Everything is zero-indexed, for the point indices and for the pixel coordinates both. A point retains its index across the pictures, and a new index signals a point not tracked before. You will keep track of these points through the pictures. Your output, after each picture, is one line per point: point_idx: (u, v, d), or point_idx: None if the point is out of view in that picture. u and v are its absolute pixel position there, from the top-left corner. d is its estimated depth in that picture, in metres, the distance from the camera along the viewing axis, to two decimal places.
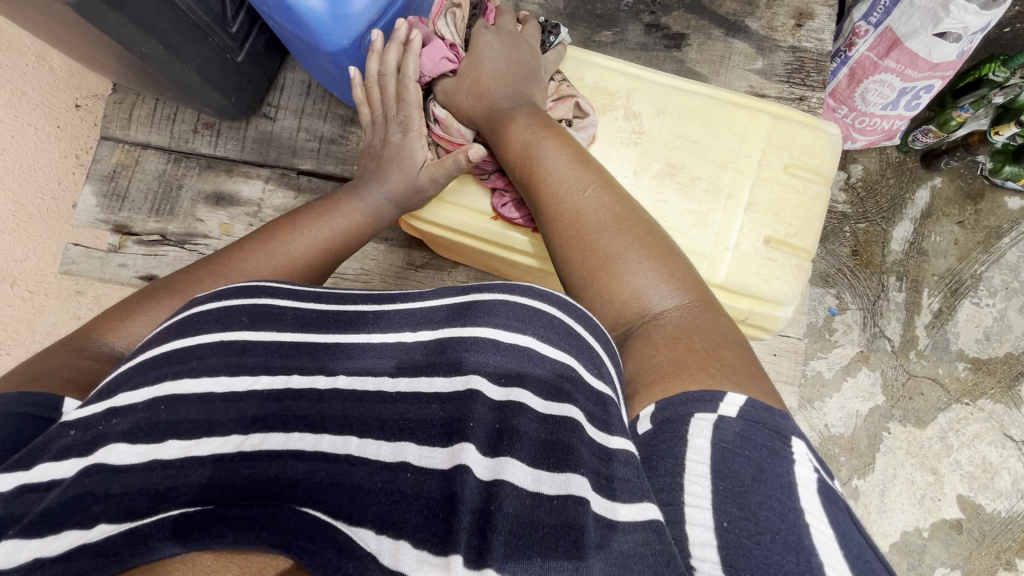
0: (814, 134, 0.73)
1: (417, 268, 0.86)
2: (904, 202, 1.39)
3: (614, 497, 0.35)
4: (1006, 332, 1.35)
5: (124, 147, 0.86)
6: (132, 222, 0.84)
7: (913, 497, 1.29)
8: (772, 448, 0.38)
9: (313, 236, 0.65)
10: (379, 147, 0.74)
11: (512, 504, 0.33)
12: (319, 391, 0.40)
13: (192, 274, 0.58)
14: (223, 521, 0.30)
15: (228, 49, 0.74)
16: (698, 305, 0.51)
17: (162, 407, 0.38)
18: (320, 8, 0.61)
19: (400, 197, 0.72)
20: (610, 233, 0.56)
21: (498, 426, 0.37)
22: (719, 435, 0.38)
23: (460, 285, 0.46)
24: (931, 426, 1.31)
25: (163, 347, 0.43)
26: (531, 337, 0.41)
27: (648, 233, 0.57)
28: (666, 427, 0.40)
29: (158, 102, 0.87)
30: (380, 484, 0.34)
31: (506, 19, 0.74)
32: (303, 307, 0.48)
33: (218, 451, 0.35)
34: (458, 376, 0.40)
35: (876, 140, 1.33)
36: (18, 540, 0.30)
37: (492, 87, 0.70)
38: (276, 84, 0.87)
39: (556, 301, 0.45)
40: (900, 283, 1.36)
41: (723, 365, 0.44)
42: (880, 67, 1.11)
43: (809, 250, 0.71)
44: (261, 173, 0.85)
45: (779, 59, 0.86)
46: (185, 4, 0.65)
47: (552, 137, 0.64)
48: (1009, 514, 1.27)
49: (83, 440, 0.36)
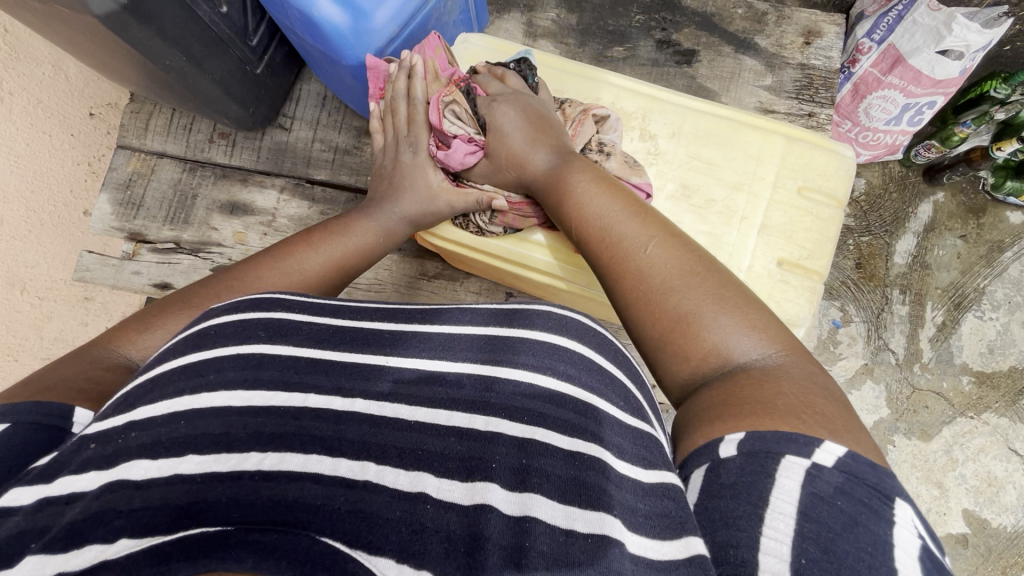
0: (828, 157, 0.73)
1: (428, 278, 0.87)
2: (907, 216, 1.40)
3: (656, 534, 0.36)
4: (1010, 346, 1.35)
5: (140, 156, 0.87)
6: (146, 230, 0.85)
7: (918, 510, 1.28)
8: (872, 507, 0.36)
9: (325, 251, 0.65)
10: (390, 166, 0.74)
11: (543, 541, 0.34)
12: (336, 411, 0.40)
13: (211, 289, 0.57)
14: (242, 547, 0.29)
15: (247, 61, 0.76)
16: (787, 355, 0.47)
17: (182, 421, 0.38)
18: (342, 22, 0.63)
19: (413, 216, 0.73)
20: (679, 286, 0.52)
21: (522, 464, 0.38)
22: (813, 484, 0.36)
23: (505, 313, 0.48)
24: (936, 439, 1.31)
25: (180, 358, 0.43)
26: (550, 376, 0.43)
27: (716, 274, 0.53)
28: (754, 460, 0.38)
29: (175, 112, 0.88)
30: (399, 513, 0.34)
31: (496, 85, 0.73)
32: (315, 322, 0.48)
33: (239, 468, 0.35)
34: (478, 413, 0.41)
35: (880, 155, 1.34)
36: (42, 557, 0.30)
37: (528, 155, 0.68)
38: (292, 94, 0.88)
39: (574, 332, 0.46)
40: (904, 296, 1.37)
41: (815, 414, 0.41)
42: (883, 83, 1.12)
43: (821, 272, 0.71)
44: (277, 183, 0.86)
45: (787, 75, 0.87)
46: (210, 18, 0.66)
47: (600, 186, 0.63)
48: (1015, 530, 1.27)
49: (102, 454, 0.36)
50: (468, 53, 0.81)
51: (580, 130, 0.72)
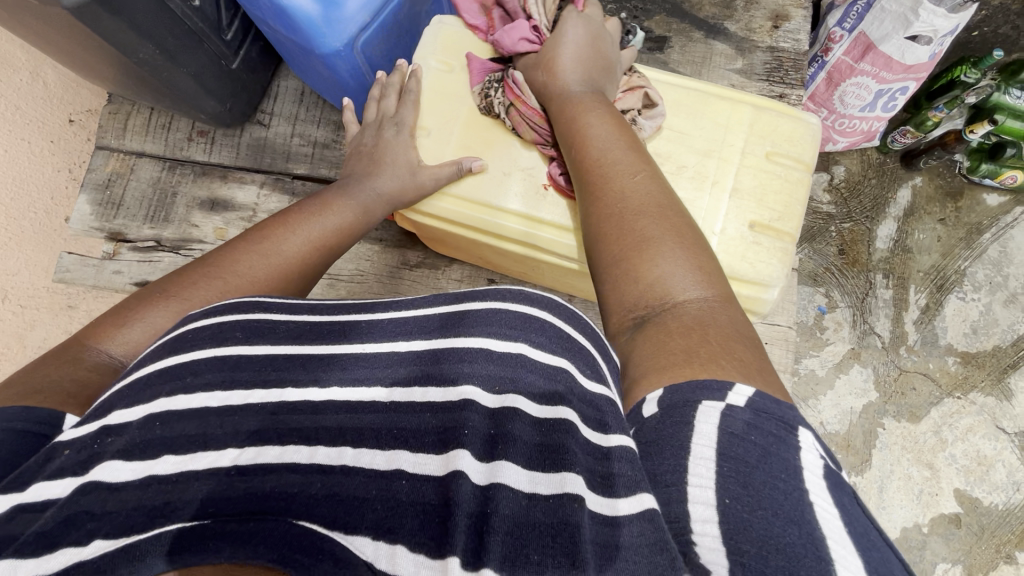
0: (794, 124, 0.75)
1: (411, 267, 0.87)
2: (887, 201, 1.43)
3: (612, 493, 0.35)
4: (993, 326, 1.38)
5: (119, 156, 0.87)
6: (127, 229, 0.85)
7: (911, 492, 1.29)
8: (779, 435, 0.37)
9: (305, 234, 0.65)
10: (372, 144, 0.76)
11: (506, 505, 0.33)
12: (314, 404, 0.40)
13: (181, 279, 0.56)
14: (222, 536, 0.30)
15: (223, 56, 0.76)
16: (720, 300, 0.49)
17: (157, 423, 0.37)
18: (313, 11, 0.63)
19: (390, 192, 0.73)
20: (648, 217, 0.56)
21: (492, 432, 0.37)
22: (727, 424, 0.37)
23: (454, 295, 0.47)
24: (924, 421, 1.33)
25: (156, 362, 0.42)
26: (516, 344, 0.42)
27: (680, 221, 0.56)
28: (673, 412, 0.39)
29: (153, 111, 0.88)
30: (375, 492, 0.34)
31: (593, 9, 0.75)
32: (298, 319, 0.47)
33: (215, 465, 0.35)
34: (450, 387, 0.40)
35: (857, 142, 1.36)
36: (14, 561, 0.30)
37: (566, 73, 0.71)
38: (270, 91, 0.88)
39: (546, 304, 0.45)
40: (887, 280, 1.39)
41: (734, 359, 0.42)
42: (856, 70, 1.14)
43: (793, 234, 0.72)
44: (256, 178, 0.86)
45: (757, 58, 0.89)
46: (182, 11, 0.67)
47: (611, 123, 0.66)
48: (1006, 507, 1.28)
49: (77, 459, 0.36)
50: (441, 40, 0.80)
51: (622, 99, 0.75)
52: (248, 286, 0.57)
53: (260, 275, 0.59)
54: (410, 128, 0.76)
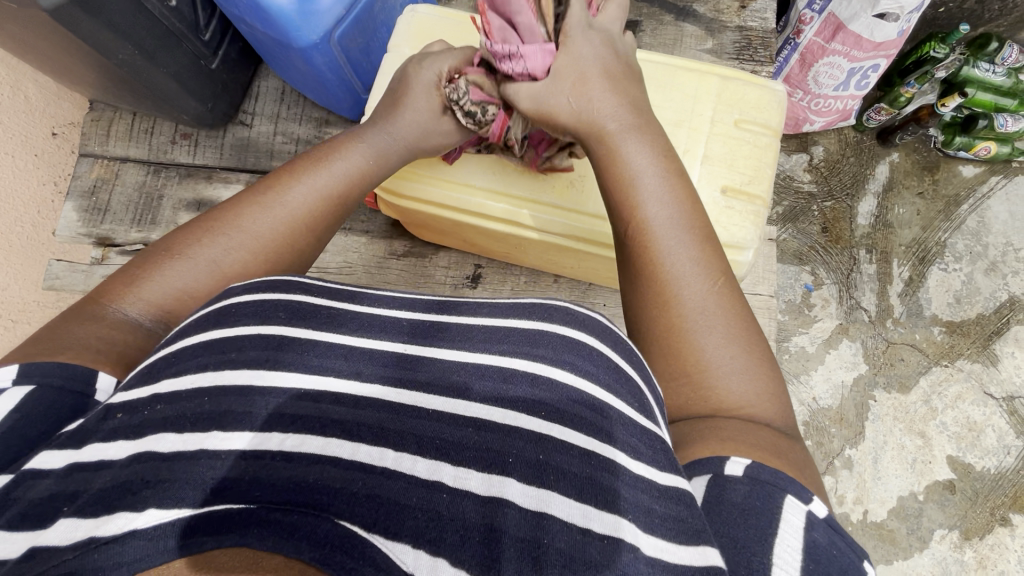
0: (760, 92, 0.77)
1: (398, 257, 0.88)
2: (866, 178, 1.45)
3: (672, 538, 0.37)
4: (976, 294, 1.40)
5: (103, 162, 0.88)
6: (114, 234, 0.85)
7: (905, 461, 1.31)
8: (851, 556, 0.41)
9: (310, 183, 0.61)
10: (397, 85, 0.70)
11: (561, 539, 0.34)
12: (355, 396, 0.40)
13: (193, 230, 0.56)
14: (263, 525, 0.30)
15: (202, 56, 0.77)
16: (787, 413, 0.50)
17: (207, 398, 0.38)
18: (287, 5, 0.64)
19: (411, 140, 0.68)
20: (718, 328, 0.51)
21: (539, 459, 0.37)
22: (812, 529, 0.41)
23: (438, 303, 0.49)
24: (914, 391, 1.35)
25: (202, 334, 0.43)
26: (568, 372, 0.42)
27: (755, 340, 0.52)
28: (761, 489, 0.42)
29: (135, 116, 0.89)
30: (416, 500, 0.34)
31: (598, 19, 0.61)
32: (312, 295, 0.47)
33: (262, 447, 0.35)
34: (495, 406, 0.40)
35: (834, 121, 1.39)
36: (76, 520, 0.32)
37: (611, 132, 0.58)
38: (251, 92, 0.89)
39: (597, 329, 0.45)
40: (870, 255, 1.41)
41: (809, 475, 0.45)
42: (827, 50, 1.16)
43: (764, 197, 0.74)
44: (241, 178, 0.87)
45: (727, 38, 0.91)
46: (159, 11, 0.68)
47: (675, 203, 0.55)
48: (998, 471, 1.31)
49: (129, 423, 0.37)
50: (413, 28, 0.79)
51: None
52: (254, 243, 0.56)
53: (264, 233, 0.57)
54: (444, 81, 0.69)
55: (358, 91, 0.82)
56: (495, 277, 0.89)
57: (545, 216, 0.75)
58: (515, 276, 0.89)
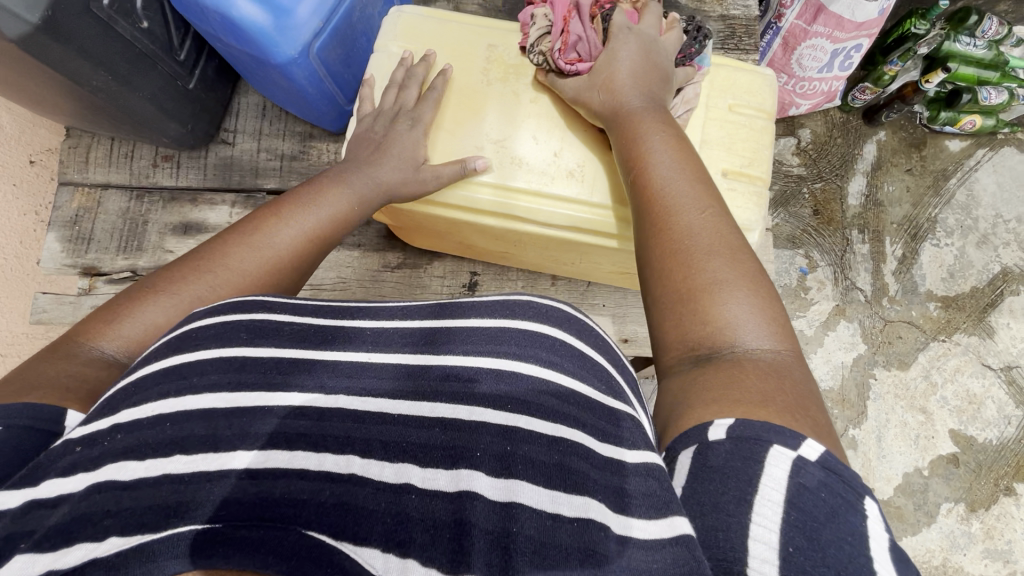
0: (751, 76, 0.76)
1: (392, 269, 0.87)
2: (854, 158, 1.45)
3: (643, 515, 0.36)
4: (969, 268, 1.41)
5: (84, 190, 0.86)
6: (100, 263, 0.83)
7: (908, 438, 1.32)
8: (848, 501, 0.37)
9: (297, 226, 0.63)
10: (380, 132, 0.72)
11: (530, 526, 0.33)
12: (320, 409, 0.39)
13: (178, 271, 0.56)
14: (231, 543, 0.29)
15: (178, 76, 0.75)
16: (790, 356, 0.47)
17: (168, 424, 0.37)
18: (264, 20, 0.63)
19: (392, 185, 0.69)
20: (718, 259, 0.52)
21: (506, 451, 0.37)
22: (799, 476, 0.37)
23: (439, 304, 0.49)
24: (914, 367, 1.36)
25: (161, 362, 0.42)
26: (534, 363, 0.43)
27: (750, 258, 0.53)
28: (743, 447, 0.39)
29: (114, 141, 0.87)
30: (384, 505, 0.33)
31: (649, 20, 0.72)
32: (297, 321, 0.47)
33: (224, 468, 0.34)
34: (463, 404, 0.40)
35: (819, 104, 1.39)
36: (32, 554, 0.29)
37: (627, 83, 0.67)
38: (231, 109, 0.87)
39: (559, 318, 0.46)
40: (863, 235, 1.42)
41: (806, 416, 0.42)
42: (810, 32, 1.16)
43: (764, 177, 0.73)
44: (227, 198, 0.85)
45: (711, 28, 0.90)
46: (131, 34, 0.67)
47: (676, 148, 0.61)
48: (1000, 442, 1.32)
49: (88, 456, 0.35)
50: (401, 28, 0.78)
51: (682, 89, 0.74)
52: (238, 280, 0.56)
53: (250, 270, 0.57)
54: (425, 127, 0.72)
55: (342, 103, 0.81)
56: (491, 283, 0.88)
57: (547, 208, 0.72)
58: (512, 281, 0.88)
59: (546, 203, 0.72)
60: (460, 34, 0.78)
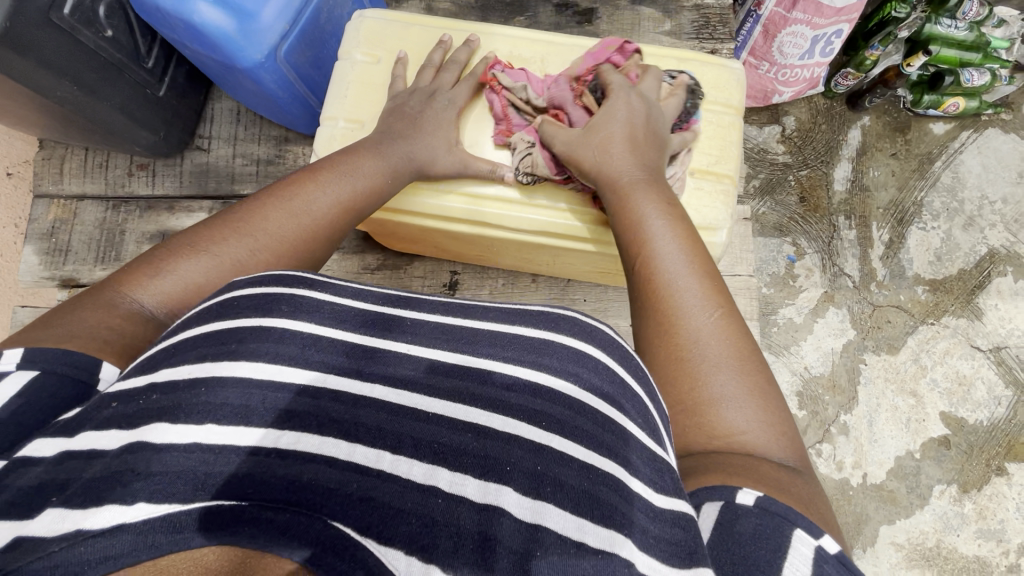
0: (717, 71, 0.76)
1: (371, 271, 0.87)
2: (839, 144, 1.46)
3: (665, 561, 0.37)
4: (955, 250, 1.41)
5: (60, 202, 0.85)
6: (78, 274, 0.83)
7: (899, 421, 1.33)
8: None
9: (332, 193, 0.61)
10: (416, 108, 0.70)
11: (554, 551, 0.33)
12: (354, 395, 0.40)
13: (213, 228, 0.55)
14: (252, 523, 0.30)
15: (147, 85, 0.75)
16: (796, 463, 0.48)
17: (202, 389, 0.38)
18: (226, 24, 0.63)
19: (421, 160, 0.68)
20: (724, 370, 0.50)
21: (537, 470, 0.37)
22: (822, 564, 0.40)
23: (391, 297, 0.50)
24: (903, 350, 1.36)
25: (200, 327, 0.43)
26: (571, 382, 0.44)
27: (757, 364, 0.52)
28: (771, 520, 0.41)
29: (88, 151, 0.87)
30: (410, 504, 0.34)
31: (648, 82, 0.68)
32: (340, 304, 0.47)
33: (256, 444, 0.35)
34: (496, 412, 0.41)
35: (802, 91, 1.39)
36: (63, 510, 0.32)
37: (618, 157, 0.63)
38: (205, 115, 0.87)
39: (602, 341, 0.48)
40: (849, 221, 1.42)
41: (815, 518, 0.43)
42: (790, 19, 1.16)
43: (732, 175, 0.74)
44: (204, 205, 0.85)
45: (685, 18, 0.90)
46: (95, 43, 0.67)
47: (682, 236, 0.58)
48: (991, 422, 1.33)
49: (123, 413, 0.37)
50: (364, 33, 0.77)
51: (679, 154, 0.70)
52: (275, 243, 0.56)
53: (286, 236, 0.57)
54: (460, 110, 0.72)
55: (314, 105, 0.81)
56: (472, 281, 0.88)
57: (513, 215, 0.72)
58: (492, 279, 0.88)
59: (515, 209, 0.72)
60: (425, 39, 0.78)
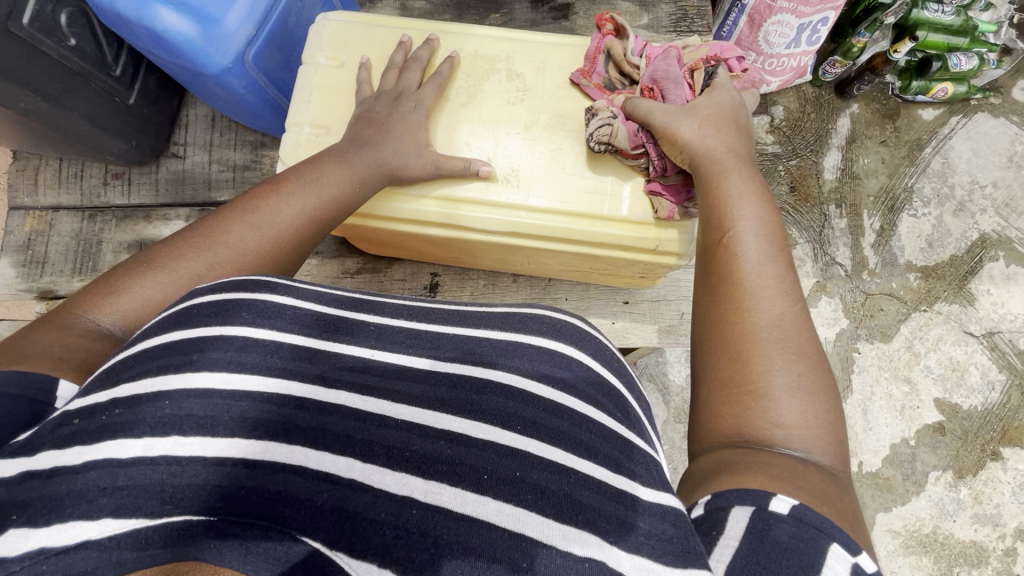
0: None
1: (351, 275, 0.87)
2: (828, 132, 1.45)
3: (659, 557, 0.36)
4: (947, 236, 1.41)
5: (35, 213, 0.85)
6: (56, 285, 0.83)
7: (894, 409, 1.33)
8: None
9: (298, 204, 0.60)
10: (382, 112, 0.70)
11: (545, 563, 0.33)
12: (320, 402, 0.40)
13: (173, 245, 0.55)
14: (221, 539, 0.30)
15: (116, 93, 0.76)
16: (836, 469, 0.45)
17: (166, 401, 0.37)
18: (190, 31, 0.63)
19: (388, 168, 0.68)
20: (790, 360, 0.48)
21: (517, 475, 0.37)
22: None
23: (349, 303, 0.50)
24: (896, 338, 1.36)
25: (162, 336, 0.41)
26: (546, 388, 0.44)
27: (822, 368, 0.49)
28: (804, 531, 0.39)
29: (63, 161, 0.86)
30: (384, 515, 0.33)
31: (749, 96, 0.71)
32: (303, 307, 0.46)
33: (222, 455, 0.35)
34: (470, 418, 0.40)
35: (789, 80, 1.37)
36: (25, 529, 0.31)
37: (705, 138, 0.63)
38: (179, 122, 0.87)
39: (572, 339, 0.49)
40: (840, 210, 1.41)
41: (850, 526, 0.41)
42: (775, 8, 1.15)
43: None
44: (180, 213, 0.84)
45: (663, 11, 0.90)
46: (58, 52, 0.68)
47: (766, 222, 0.56)
48: (985, 407, 1.33)
49: (86, 429, 0.36)
50: (326, 36, 0.76)
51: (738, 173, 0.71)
52: (238, 258, 0.55)
53: (249, 247, 0.56)
54: (427, 111, 0.72)
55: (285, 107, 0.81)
56: (453, 284, 0.88)
57: (485, 215, 0.72)
58: (472, 281, 0.88)
59: (487, 211, 0.72)
60: (387, 40, 0.77)
